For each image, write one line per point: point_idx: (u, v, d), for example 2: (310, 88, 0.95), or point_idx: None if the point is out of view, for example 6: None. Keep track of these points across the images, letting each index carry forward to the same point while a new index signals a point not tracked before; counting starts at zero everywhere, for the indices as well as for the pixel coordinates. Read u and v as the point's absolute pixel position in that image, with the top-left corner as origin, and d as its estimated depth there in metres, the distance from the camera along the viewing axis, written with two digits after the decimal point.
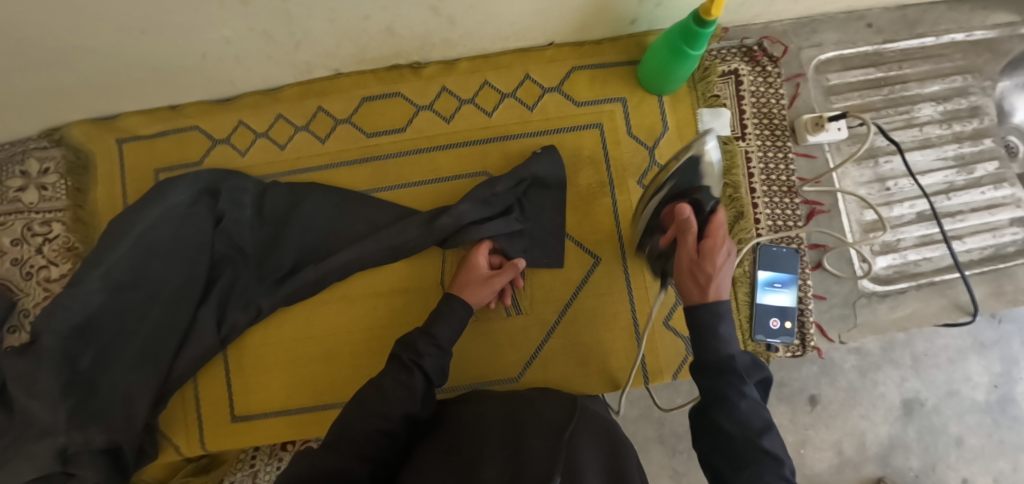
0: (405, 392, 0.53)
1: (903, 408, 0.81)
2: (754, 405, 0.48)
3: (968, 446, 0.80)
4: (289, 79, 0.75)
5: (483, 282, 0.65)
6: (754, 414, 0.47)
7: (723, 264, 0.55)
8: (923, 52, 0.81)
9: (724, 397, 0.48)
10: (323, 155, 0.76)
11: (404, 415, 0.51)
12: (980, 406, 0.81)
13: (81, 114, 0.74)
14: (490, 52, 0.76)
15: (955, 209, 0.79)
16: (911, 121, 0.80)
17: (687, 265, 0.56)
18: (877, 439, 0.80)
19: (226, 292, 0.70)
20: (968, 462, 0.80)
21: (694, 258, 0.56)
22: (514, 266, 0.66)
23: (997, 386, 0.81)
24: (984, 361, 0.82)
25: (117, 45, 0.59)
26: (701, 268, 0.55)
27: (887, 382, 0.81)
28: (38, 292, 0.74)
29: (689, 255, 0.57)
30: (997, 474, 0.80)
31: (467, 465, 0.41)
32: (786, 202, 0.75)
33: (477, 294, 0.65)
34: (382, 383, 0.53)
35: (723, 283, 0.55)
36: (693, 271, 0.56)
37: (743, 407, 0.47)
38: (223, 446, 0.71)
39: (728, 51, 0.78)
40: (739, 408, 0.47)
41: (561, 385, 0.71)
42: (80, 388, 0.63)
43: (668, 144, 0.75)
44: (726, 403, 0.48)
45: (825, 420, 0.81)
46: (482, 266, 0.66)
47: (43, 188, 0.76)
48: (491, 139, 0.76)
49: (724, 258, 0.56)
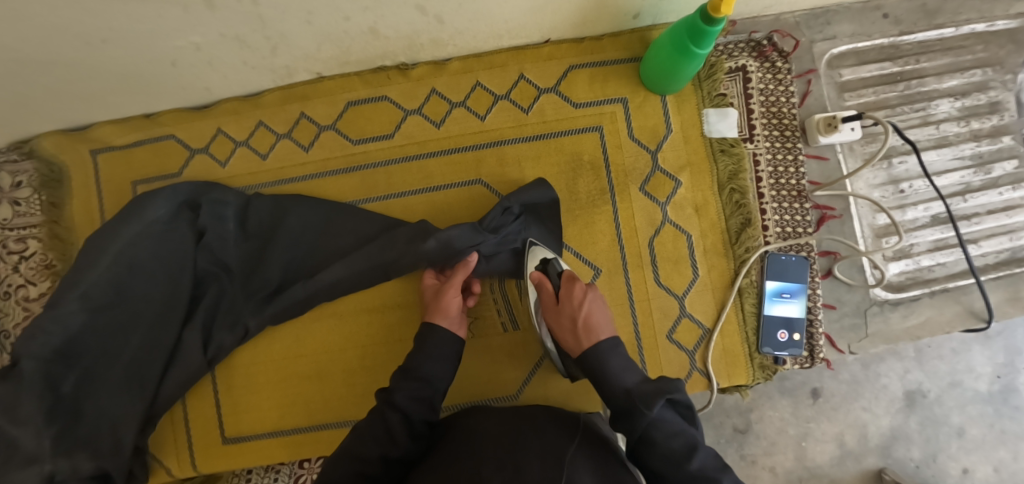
0: (384, 432, 0.50)
1: (905, 399, 0.79)
2: (671, 431, 0.47)
3: (969, 436, 0.79)
4: (269, 84, 0.71)
5: (442, 296, 0.62)
6: (675, 441, 0.47)
7: (582, 305, 0.59)
8: (941, 44, 0.76)
9: (643, 437, 0.48)
10: (308, 164, 0.72)
11: (382, 455, 0.48)
12: (981, 397, 0.79)
13: (51, 125, 0.70)
14: (483, 50, 0.72)
15: (971, 211, 0.76)
16: (928, 119, 0.76)
17: (555, 317, 0.60)
18: (879, 431, 0.78)
19: (212, 310, 0.67)
20: (969, 452, 0.78)
21: (556, 310, 0.60)
22: (465, 264, 0.63)
23: (999, 376, 0.79)
24: (987, 351, 0.80)
25: (79, 54, 0.55)
26: (566, 317, 0.59)
27: (889, 374, 0.79)
28: (18, 311, 0.71)
29: (553, 309, 0.60)
30: (997, 463, 0.78)
31: None
32: (795, 208, 0.71)
33: (446, 311, 0.61)
34: (361, 429, 0.51)
35: (592, 322, 0.58)
36: (562, 320, 0.59)
37: (660, 441, 0.47)
38: (215, 467, 0.70)
39: (736, 46, 0.73)
40: (659, 444, 0.47)
41: (561, 401, 0.69)
42: (64, 414, 0.60)
43: (672, 147, 0.71)
44: (649, 444, 0.47)
45: (827, 413, 0.79)
46: (431, 286, 0.65)
47: (17, 203, 0.72)
48: (485, 144, 0.72)
49: (585, 300, 0.59)
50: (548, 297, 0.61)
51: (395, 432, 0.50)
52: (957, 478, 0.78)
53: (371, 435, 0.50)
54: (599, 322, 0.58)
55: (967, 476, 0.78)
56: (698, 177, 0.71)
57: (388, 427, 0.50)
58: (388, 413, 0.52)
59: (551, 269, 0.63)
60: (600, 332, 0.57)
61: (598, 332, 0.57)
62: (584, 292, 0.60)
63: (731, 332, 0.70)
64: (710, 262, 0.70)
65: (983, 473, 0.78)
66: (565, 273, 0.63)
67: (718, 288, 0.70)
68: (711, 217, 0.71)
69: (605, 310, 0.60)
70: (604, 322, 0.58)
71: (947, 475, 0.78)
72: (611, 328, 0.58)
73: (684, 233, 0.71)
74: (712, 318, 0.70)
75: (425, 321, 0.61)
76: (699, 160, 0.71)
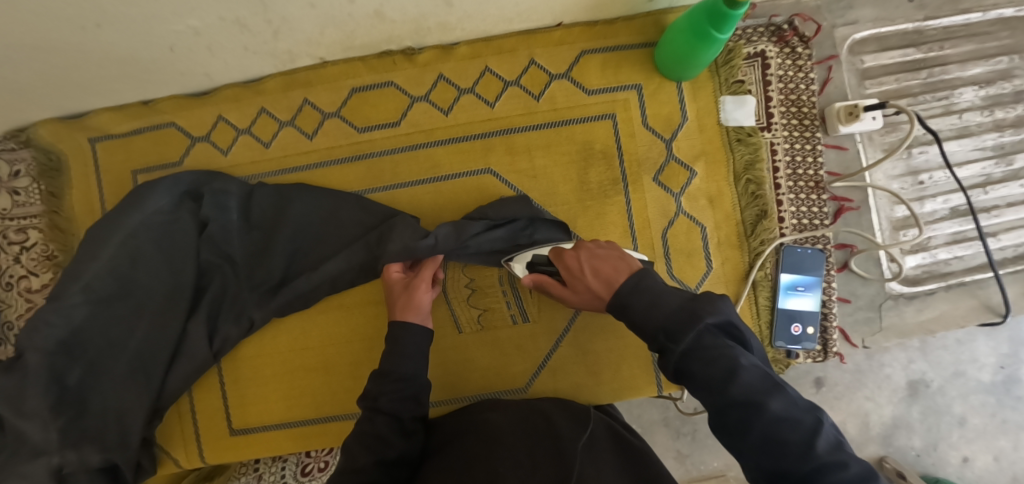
0: (378, 438, 0.49)
1: (909, 389, 0.77)
2: (707, 357, 0.39)
3: (970, 425, 0.77)
4: (270, 69, 0.68)
5: (414, 289, 0.60)
6: (713, 366, 0.38)
7: (584, 269, 0.55)
8: (966, 30, 0.74)
9: (681, 371, 0.40)
10: (311, 152, 0.70)
11: (377, 460, 0.47)
12: (984, 386, 0.77)
13: (47, 113, 0.68)
14: (492, 34, 0.69)
15: (991, 204, 0.74)
16: (950, 108, 0.73)
17: (576, 295, 0.56)
18: (881, 420, 0.77)
19: (216, 302, 0.66)
20: (969, 441, 0.77)
21: (572, 290, 0.56)
22: (433, 260, 0.62)
23: (1003, 366, 0.77)
24: (993, 341, 0.77)
25: (72, 39, 0.52)
26: (583, 288, 0.55)
27: (894, 363, 0.77)
28: (20, 303, 0.70)
29: (571, 291, 0.57)
30: (997, 452, 0.77)
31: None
32: (812, 199, 0.70)
33: (416, 305, 0.59)
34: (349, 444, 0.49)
35: (603, 273, 0.53)
36: (583, 292, 0.55)
37: (698, 371, 0.39)
38: (223, 458, 0.70)
39: (755, 31, 0.71)
40: (696, 375, 0.39)
41: (570, 394, 0.69)
42: (71, 406, 0.60)
43: (687, 136, 0.69)
44: (689, 377, 0.40)
45: (830, 402, 0.77)
46: (398, 279, 0.62)
47: (16, 192, 0.71)
48: (495, 133, 0.70)
49: (582, 261, 0.55)
50: (555, 285, 0.59)
51: (388, 434, 0.49)
52: (957, 467, 0.77)
53: (365, 443, 0.48)
54: (608, 267, 0.53)
55: (967, 464, 0.77)
56: (712, 166, 0.69)
57: (386, 429, 0.49)
58: (378, 417, 0.50)
59: (539, 258, 0.62)
60: (613, 276, 0.52)
61: (613, 277, 0.51)
62: (577, 259, 0.56)
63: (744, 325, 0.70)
64: (724, 254, 0.69)
65: (983, 462, 0.77)
66: (555, 252, 0.60)
67: (732, 281, 0.69)
68: (726, 209, 0.69)
69: (608, 253, 0.55)
70: (614, 266, 0.53)
71: (947, 464, 0.77)
72: (625, 263, 0.53)
73: (698, 225, 0.69)
74: None
75: (398, 320, 0.58)
76: (715, 150, 0.69)
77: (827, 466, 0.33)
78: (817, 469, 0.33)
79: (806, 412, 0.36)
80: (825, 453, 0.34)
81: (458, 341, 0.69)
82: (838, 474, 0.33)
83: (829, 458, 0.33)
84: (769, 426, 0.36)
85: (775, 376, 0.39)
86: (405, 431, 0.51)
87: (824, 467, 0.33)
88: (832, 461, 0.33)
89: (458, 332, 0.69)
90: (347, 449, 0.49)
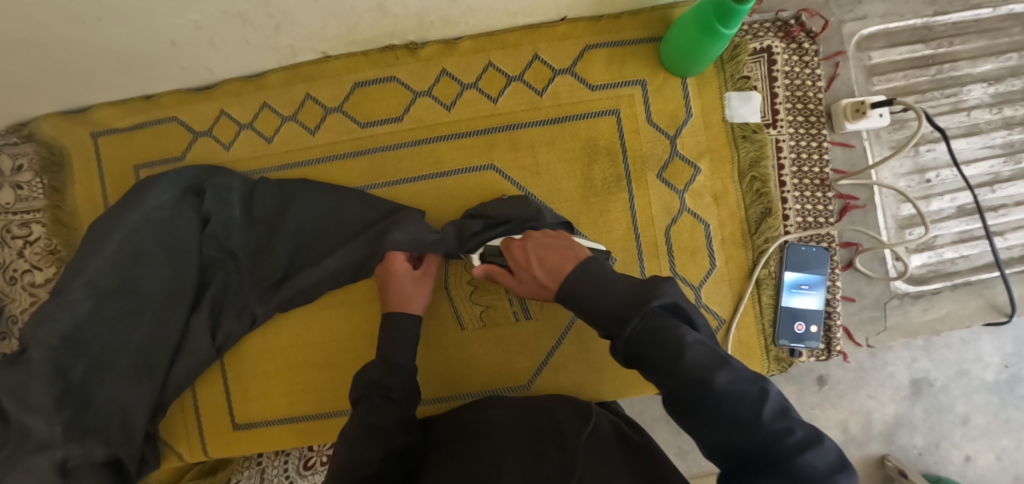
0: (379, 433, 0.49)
1: (912, 388, 0.77)
2: (657, 340, 0.36)
3: (973, 424, 0.77)
4: (272, 64, 0.68)
5: (419, 282, 0.62)
6: (662, 348, 0.35)
7: (530, 258, 0.53)
8: (977, 26, 0.73)
9: (632, 357, 0.37)
10: (313, 147, 0.70)
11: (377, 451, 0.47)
12: (988, 386, 0.77)
13: (49, 107, 0.68)
14: (496, 29, 0.68)
15: (998, 202, 0.74)
16: (959, 105, 0.72)
17: (521, 285, 0.55)
18: (883, 418, 0.77)
19: (219, 297, 0.66)
20: (972, 440, 0.76)
21: (518, 279, 0.55)
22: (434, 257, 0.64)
23: (1008, 366, 0.77)
24: (998, 341, 0.77)
25: (73, 33, 0.52)
26: (529, 278, 0.53)
27: (898, 362, 0.77)
28: (24, 297, 0.70)
29: (517, 282, 0.55)
30: (999, 452, 0.76)
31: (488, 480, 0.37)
32: (817, 197, 0.69)
33: (419, 298, 0.61)
34: (351, 434, 0.47)
35: (549, 262, 0.51)
36: (527, 282, 0.54)
37: (648, 354, 0.36)
38: (226, 453, 0.70)
39: (761, 26, 0.70)
40: (647, 360, 0.36)
41: (572, 391, 0.69)
42: (75, 400, 0.60)
43: (691, 133, 0.69)
44: (640, 361, 0.37)
45: (833, 400, 0.77)
46: (403, 272, 0.62)
47: (19, 187, 0.71)
48: (498, 128, 0.69)
49: (529, 251, 0.54)
50: (504, 276, 0.57)
51: (390, 425, 0.49)
52: (959, 466, 0.76)
53: None
54: (553, 257, 0.51)
55: (970, 463, 0.76)
56: (717, 164, 0.69)
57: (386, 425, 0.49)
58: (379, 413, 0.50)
59: (491, 249, 0.59)
60: (555, 266, 0.50)
61: (557, 267, 0.50)
62: (524, 249, 0.55)
63: (746, 324, 0.69)
64: (728, 252, 0.69)
65: (985, 461, 0.76)
66: (507, 242, 0.58)
67: (735, 279, 0.69)
68: (730, 207, 0.69)
69: (556, 243, 0.54)
70: (557, 256, 0.51)
71: (948, 463, 0.76)
72: (569, 252, 0.51)
73: (702, 223, 0.69)
74: (729, 309, 0.69)
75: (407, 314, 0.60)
76: (720, 147, 0.69)
77: (774, 434, 0.31)
78: (765, 438, 0.31)
79: (752, 382, 0.34)
80: (772, 421, 0.31)
81: (460, 338, 0.69)
82: (785, 442, 0.31)
83: (776, 425, 0.31)
84: (720, 404, 0.33)
85: (721, 351, 0.36)
86: (406, 423, 0.50)
87: (771, 435, 0.31)
88: (779, 428, 0.31)
89: (460, 329, 0.69)
90: (349, 436, 0.47)
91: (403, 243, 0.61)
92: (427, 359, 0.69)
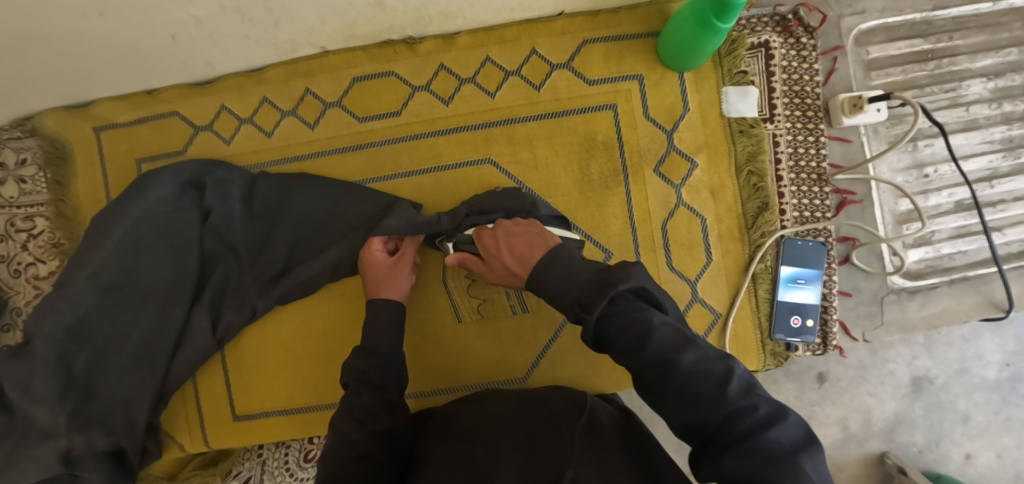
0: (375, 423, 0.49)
1: (912, 386, 0.77)
2: (622, 323, 0.36)
3: (974, 422, 0.77)
4: (272, 59, 0.69)
5: (397, 266, 0.62)
6: (627, 331, 0.36)
7: (500, 246, 0.54)
8: (976, 20, 0.73)
9: (601, 341, 0.38)
10: (312, 142, 0.71)
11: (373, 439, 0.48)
12: (989, 384, 0.76)
13: (52, 101, 0.69)
14: (494, 24, 0.69)
15: (997, 198, 0.73)
16: (958, 100, 0.72)
17: (493, 273, 0.56)
18: (883, 416, 0.77)
19: (219, 290, 0.66)
20: (972, 438, 0.76)
21: (490, 267, 0.56)
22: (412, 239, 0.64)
23: (1008, 364, 0.76)
24: (998, 338, 0.76)
25: (76, 29, 0.53)
26: (499, 265, 0.54)
27: (898, 360, 0.77)
28: (28, 289, 0.71)
29: (488, 269, 0.56)
30: (1000, 450, 0.76)
31: (483, 469, 0.38)
32: (814, 191, 0.70)
33: (397, 283, 0.61)
34: (339, 422, 0.49)
35: (518, 249, 0.51)
36: (497, 270, 0.54)
37: (614, 338, 0.37)
38: (227, 444, 0.71)
39: (759, 21, 0.70)
40: (614, 343, 0.37)
41: (570, 384, 0.69)
42: (78, 391, 0.61)
43: (688, 127, 0.69)
44: (607, 345, 0.37)
45: (833, 397, 0.77)
46: (381, 258, 0.62)
47: (23, 181, 0.71)
48: (496, 123, 0.70)
49: (499, 239, 0.54)
50: (477, 264, 0.58)
51: (376, 408, 0.50)
52: (959, 464, 0.76)
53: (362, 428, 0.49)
54: (521, 245, 0.52)
55: (970, 461, 0.76)
56: (714, 158, 0.69)
57: (383, 416, 0.50)
58: (376, 404, 0.51)
59: (463, 237, 0.60)
60: (522, 253, 0.50)
61: (526, 255, 0.50)
62: (493, 237, 0.55)
63: (743, 318, 0.69)
64: (725, 246, 0.69)
65: (985, 459, 0.76)
66: (479, 231, 0.58)
67: (733, 274, 0.69)
68: (727, 201, 0.69)
69: (526, 230, 0.54)
70: (525, 243, 0.51)
71: (948, 461, 0.76)
72: (538, 241, 0.51)
73: (699, 217, 0.69)
74: (726, 304, 0.69)
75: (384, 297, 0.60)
76: (717, 141, 0.69)
77: (737, 412, 0.31)
78: (728, 415, 0.31)
79: (718, 361, 0.34)
80: (736, 398, 0.32)
81: (458, 330, 0.70)
82: (749, 419, 0.31)
83: (740, 402, 0.31)
84: (684, 383, 0.33)
85: (688, 332, 0.37)
86: (391, 405, 0.52)
87: (735, 412, 0.31)
88: (743, 405, 0.31)
89: (458, 321, 0.70)
90: (335, 426, 0.49)
91: (398, 228, 0.62)
92: (425, 352, 0.70)
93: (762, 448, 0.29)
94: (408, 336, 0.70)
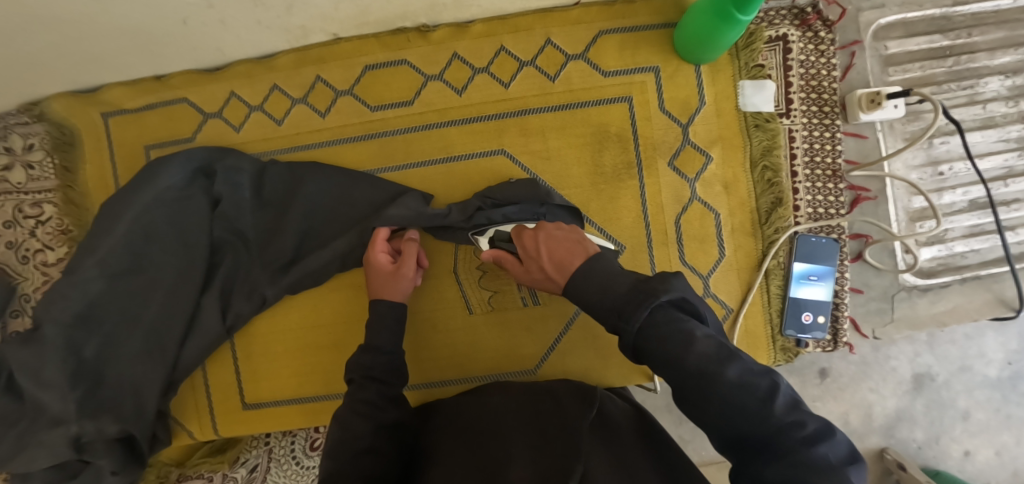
0: (383, 415, 0.49)
1: (914, 382, 0.77)
2: (664, 333, 0.36)
3: (974, 420, 0.77)
4: (283, 45, 0.68)
5: (398, 272, 0.60)
6: (670, 341, 0.35)
7: (540, 249, 0.50)
8: (997, 17, 0.72)
9: (637, 350, 0.37)
10: (323, 130, 0.70)
11: (380, 432, 0.48)
12: (991, 382, 0.77)
13: (60, 86, 0.68)
14: (508, 12, 0.68)
15: (1010, 197, 0.73)
16: (975, 97, 0.72)
17: (527, 275, 0.53)
18: (884, 412, 0.77)
19: (229, 279, 0.66)
20: (972, 436, 0.77)
21: (525, 269, 0.53)
22: (412, 242, 0.62)
23: (1011, 363, 0.77)
24: (1002, 337, 0.76)
25: (85, 12, 0.52)
26: (537, 269, 0.50)
27: (901, 356, 0.77)
28: (36, 276, 0.71)
29: (523, 270, 0.53)
30: (999, 447, 0.77)
31: (495, 466, 0.38)
32: (829, 188, 0.69)
33: (402, 286, 0.60)
34: (342, 416, 0.49)
35: (558, 254, 0.48)
36: (533, 272, 0.51)
37: (654, 347, 0.36)
38: (235, 431, 0.72)
39: (778, 13, 0.69)
40: (652, 353, 0.36)
41: (579, 376, 0.69)
42: (87, 377, 0.61)
43: (703, 121, 0.68)
44: (645, 354, 0.37)
45: (834, 392, 0.77)
46: (384, 261, 0.61)
47: (30, 167, 0.71)
48: (509, 114, 0.69)
49: (539, 240, 0.51)
50: (512, 263, 0.55)
51: (381, 401, 0.51)
52: (958, 461, 0.77)
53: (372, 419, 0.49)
54: (566, 252, 0.48)
55: (969, 458, 0.77)
56: (729, 152, 0.68)
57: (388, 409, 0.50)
58: (382, 398, 0.51)
59: (501, 234, 0.59)
60: (564, 261, 0.47)
61: (566, 263, 0.47)
62: (535, 238, 0.52)
63: (754, 314, 0.69)
64: (737, 241, 0.69)
65: (984, 456, 0.77)
66: (519, 230, 0.55)
67: (744, 269, 0.69)
68: (740, 195, 0.69)
69: (567, 236, 0.50)
70: (570, 250, 0.48)
71: (948, 457, 0.77)
72: (581, 249, 0.47)
73: (712, 211, 0.69)
74: (737, 299, 0.69)
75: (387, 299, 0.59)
76: (731, 135, 0.68)
77: (786, 426, 0.31)
78: (777, 429, 0.32)
79: (760, 375, 0.34)
80: (784, 413, 0.32)
81: (469, 321, 0.70)
82: (797, 434, 0.31)
83: (789, 417, 0.32)
84: (729, 395, 0.33)
85: (729, 345, 0.36)
86: (394, 399, 0.52)
87: (784, 428, 0.31)
88: (791, 421, 0.32)
89: (468, 312, 0.70)
90: (342, 418, 0.49)
91: (402, 217, 0.62)
92: (434, 342, 0.70)
93: (811, 464, 0.30)
94: (418, 327, 0.70)
